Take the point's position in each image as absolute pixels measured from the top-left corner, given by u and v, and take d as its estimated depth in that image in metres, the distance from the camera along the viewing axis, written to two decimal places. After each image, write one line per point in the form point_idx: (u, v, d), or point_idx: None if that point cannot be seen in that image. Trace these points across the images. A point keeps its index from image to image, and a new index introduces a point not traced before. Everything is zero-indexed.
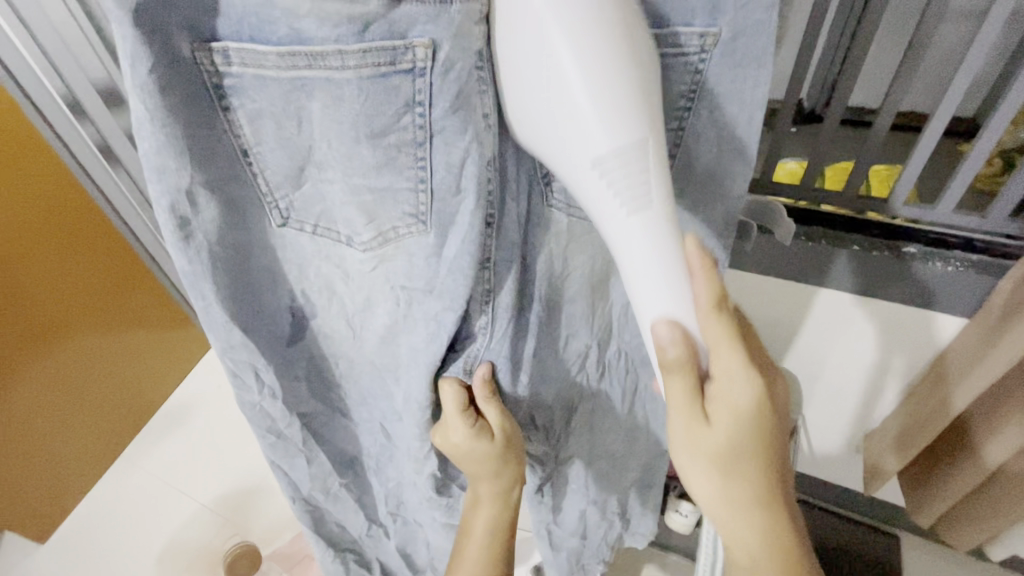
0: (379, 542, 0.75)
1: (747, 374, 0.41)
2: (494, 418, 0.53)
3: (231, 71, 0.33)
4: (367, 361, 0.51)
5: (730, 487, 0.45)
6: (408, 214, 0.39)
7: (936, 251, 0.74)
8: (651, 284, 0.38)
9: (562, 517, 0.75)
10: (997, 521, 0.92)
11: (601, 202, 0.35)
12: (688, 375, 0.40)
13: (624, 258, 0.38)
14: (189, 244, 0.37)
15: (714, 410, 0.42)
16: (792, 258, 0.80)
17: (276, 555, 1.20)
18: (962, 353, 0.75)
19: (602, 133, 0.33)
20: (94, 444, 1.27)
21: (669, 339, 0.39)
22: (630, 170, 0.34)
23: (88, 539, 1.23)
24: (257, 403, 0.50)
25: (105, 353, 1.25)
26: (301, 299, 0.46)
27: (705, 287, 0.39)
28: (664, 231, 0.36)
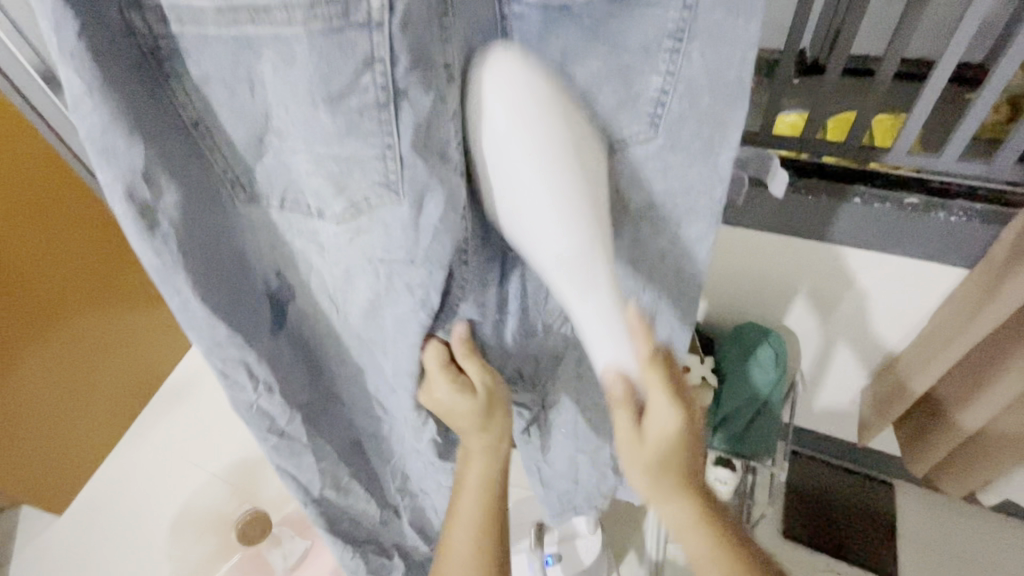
0: (393, 525, 0.74)
1: (673, 410, 0.47)
2: (475, 372, 0.51)
3: (171, 31, 0.31)
4: (354, 335, 0.50)
5: (666, 505, 0.52)
6: (379, 183, 0.37)
7: (939, 201, 0.72)
8: (602, 340, 0.44)
9: (551, 457, 0.75)
10: (988, 470, 0.95)
11: (558, 274, 0.40)
12: (626, 407, 0.47)
13: (581, 328, 0.44)
14: (155, 236, 0.35)
15: (649, 436, 0.49)
16: (794, 215, 0.78)
17: (288, 520, 1.21)
18: (959, 309, 0.76)
19: (558, 232, 0.38)
20: (104, 420, 1.30)
21: (613, 378, 0.46)
22: (580, 266, 0.40)
23: (99, 514, 1.25)
24: (254, 402, 0.47)
25: (98, 336, 1.24)
26: (277, 280, 0.45)
27: (645, 346, 0.45)
28: (609, 303, 0.42)
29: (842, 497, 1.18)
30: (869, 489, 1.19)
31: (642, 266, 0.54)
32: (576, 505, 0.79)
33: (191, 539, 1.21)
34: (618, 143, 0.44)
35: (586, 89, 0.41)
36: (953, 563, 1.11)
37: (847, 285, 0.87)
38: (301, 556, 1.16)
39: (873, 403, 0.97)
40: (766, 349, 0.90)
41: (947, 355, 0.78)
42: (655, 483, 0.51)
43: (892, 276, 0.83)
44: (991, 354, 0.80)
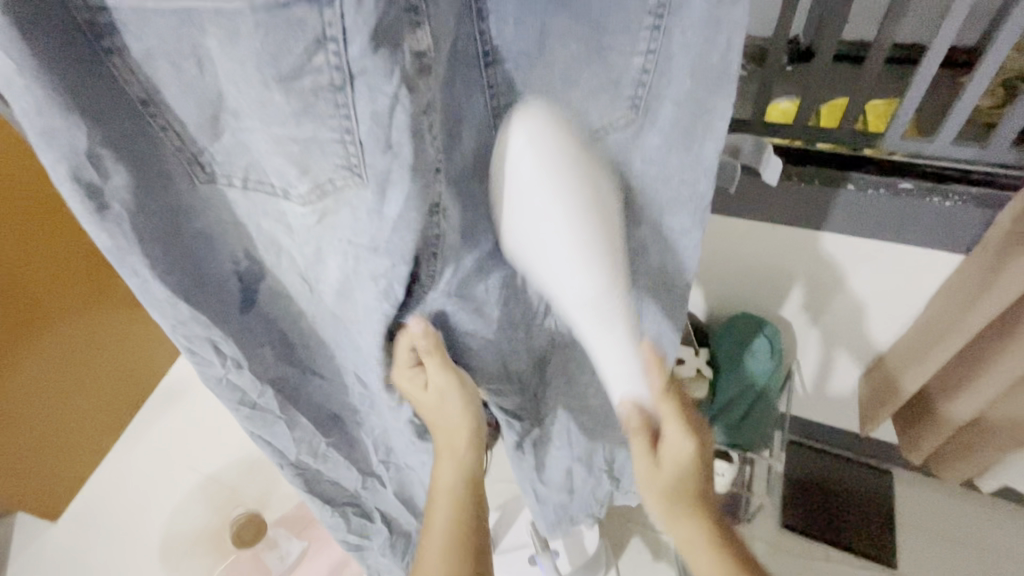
0: (377, 493, 0.67)
1: (685, 430, 0.52)
2: (437, 369, 0.50)
3: (107, 5, 0.29)
4: (328, 314, 0.47)
5: (680, 533, 0.53)
6: (341, 166, 0.35)
7: (934, 185, 0.71)
8: (622, 376, 0.48)
9: (547, 475, 0.69)
10: (986, 456, 0.94)
11: (580, 317, 0.44)
12: (640, 433, 0.52)
13: (602, 364, 0.48)
14: (105, 216, 0.34)
15: (665, 461, 0.53)
16: (790, 202, 0.76)
17: (284, 521, 1.21)
18: (958, 296, 0.75)
19: (581, 278, 0.42)
20: (98, 426, 1.28)
21: (630, 407, 0.51)
22: (602, 307, 0.44)
23: (93, 518, 1.24)
24: (223, 376, 0.46)
25: (89, 348, 1.22)
26: (246, 261, 0.43)
27: (657, 377, 0.49)
28: (627, 345, 0.46)
29: (841, 486, 1.17)
30: (867, 476, 1.18)
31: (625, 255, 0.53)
32: (572, 514, 0.75)
33: (190, 531, 1.21)
34: (601, 129, 0.42)
35: (561, 72, 0.40)
36: (953, 549, 1.11)
37: (841, 273, 0.86)
38: (298, 556, 1.15)
39: (873, 390, 0.95)
40: (760, 339, 0.91)
41: (949, 344, 0.77)
42: (669, 501, 0.53)
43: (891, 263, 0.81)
44: (990, 342, 0.78)
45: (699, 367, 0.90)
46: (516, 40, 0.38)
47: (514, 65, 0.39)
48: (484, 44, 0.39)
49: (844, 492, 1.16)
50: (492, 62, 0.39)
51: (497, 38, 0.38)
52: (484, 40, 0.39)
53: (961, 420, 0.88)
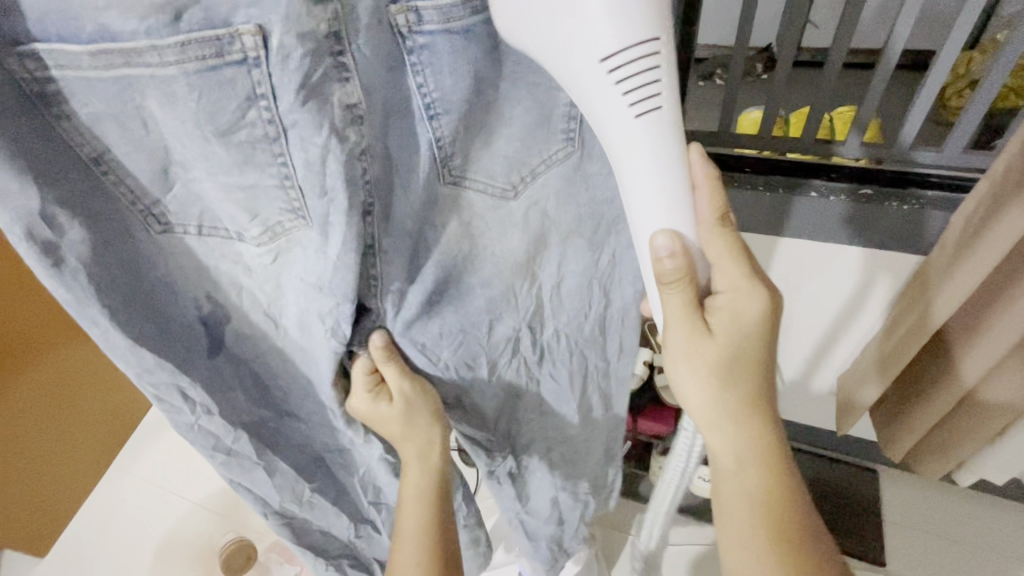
0: (373, 540, 0.68)
1: (749, 287, 0.45)
2: (394, 377, 0.51)
3: (51, 75, 0.31)
4: (296, 349, 0.48)
5: (727, 432, 0.49)
6: (286, 210, 0.38)
7: (891, 191, 0.74)
8: (651, 198, 0.38)
9: (531, 506, 0.75)
10: (965, 449, 0.96)
11: (607, 106, 0.35)
12: (684, 284, 0.42)
13: (627, 173, 0.38)
14: (62, 270, 0.35)
15: (715, 324, 0.45)
16: (759, 209, 0.78)
17: (275, 547, 1.22)
18: (916, 296, 0.78)
19: (612, 32, 0.32)
20: (82, 461, 1.27)
21: (665, 242, 0.40)
22: (643, 83, 0.34)
23: (80, 551, 1.23)
24: (195, 423, 0.46)
25: (45, 381, 1.14)
26: (208, 305, 0.43)
27: (707, 200, 0.44)
28: (666, 143, 0.37)
29: (835, 490, 1.18)
30: (852, 475, 1.20)
31: (578, 279, 0.54)
32: (566, 545, 0.80)
33: None
34: (539, 165, 0.45)
35: (499, 110, 0.41)
36: (939, 544, 1.13)
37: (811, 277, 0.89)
38: None
39: (858, 379, 0.94)
40: None
41: (920, 334, 0.78)
42: (714, 374, 0.47)
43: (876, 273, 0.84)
44: (964, 330, 0.80)
45: None
46: (453, 89, 0.38)
47: (457, 117, 0.39)
48: (423, 97, 0.38)
49: (838, 498, 1.17)
50: (434, 115, 0.38)
51: (436, 92, 0.38)
52: (422, 93, 0.37)
53: (937, 412, 0.90)
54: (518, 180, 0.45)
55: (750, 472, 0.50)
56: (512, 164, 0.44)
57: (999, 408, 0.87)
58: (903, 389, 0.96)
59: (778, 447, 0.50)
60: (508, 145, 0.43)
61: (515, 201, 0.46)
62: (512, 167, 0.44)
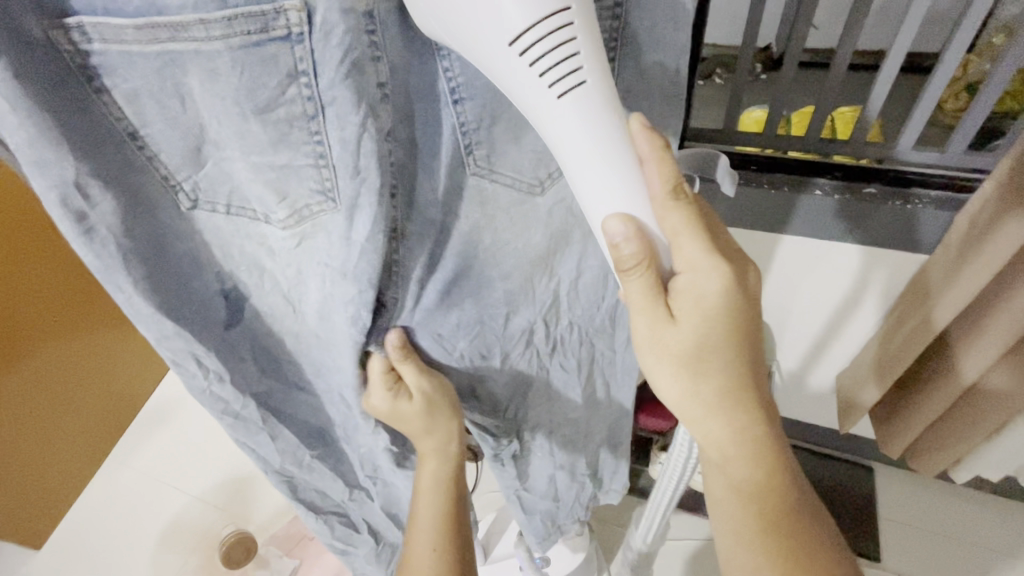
0: (365, 505, 0.67)
1: (711, 264, 0.40)
2: (412, 377, 0.51)
3: (93, 48, 0.31)
4: (311, 335, 0.48)
5: (707, 426, 0.47)
6: (316, 191, 0.38)
7: (898, 189, 0.74)
8: (596, 182, 0.36)
9: (531, 484, 0.75)
10: (957, 446, 0.97)
11: (528, 90, 0.34)
12: (645, 269, 0.39)
13: (566, 157, 0.36)
14: (92, 239, 0.35)
15: (680, 309, 0.42)
16: (761, 206, 0.79)
17: (275, 539, 1.21)
18: (920, 292, 0.78)
19: (516, 6, 0.31)
20: (83, 449, 1.27)
21: (619, 227, 0.37)
22: (561, 61, 0.33)
23: (78, 540, 1.23)
24: (207, 388, 0.46)
25: (63, 360, 1.19)
26: (230, 282, 0.44)
27: (660, 167, 0.38)
28: (599, 118, 0.35)
29: (831, 484, 1.20)
30: (844, 471, 1.22)
31: (595, 272, 0.54)
32: (561, 523, 0.82)
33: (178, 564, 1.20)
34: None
35: None
36: (935, 541, 1.14)
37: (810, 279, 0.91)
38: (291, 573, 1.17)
39: (859, 379, 0.95)
40: None
41: (925, 333, 0.78)
42: (681, 367, 0.44)
43: (876, 270, 0.85)
44: (965, 332, 0.80)
45: None
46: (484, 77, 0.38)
47: (480, 102, 0.39)
48: (448, 81, 0.38)
49: (832, 490, 1.19)
50: (457, 101, 0.38)
51: (461, 77, 0.38)
52: (448, 78, 0.38)
53: (933, 413, 0.91)
54: (545, 176, 0.45)
55: (739, 464, 0.48)
56: (540, 159, 0.44)
57: (993, 409, 0.88)
58: (902, 388, 0.97)
59: (768, 435, 0.47)
60: (538, 141, 0.42)
61: (542, 197, 0.46)
62: (540, 162, 0.44)
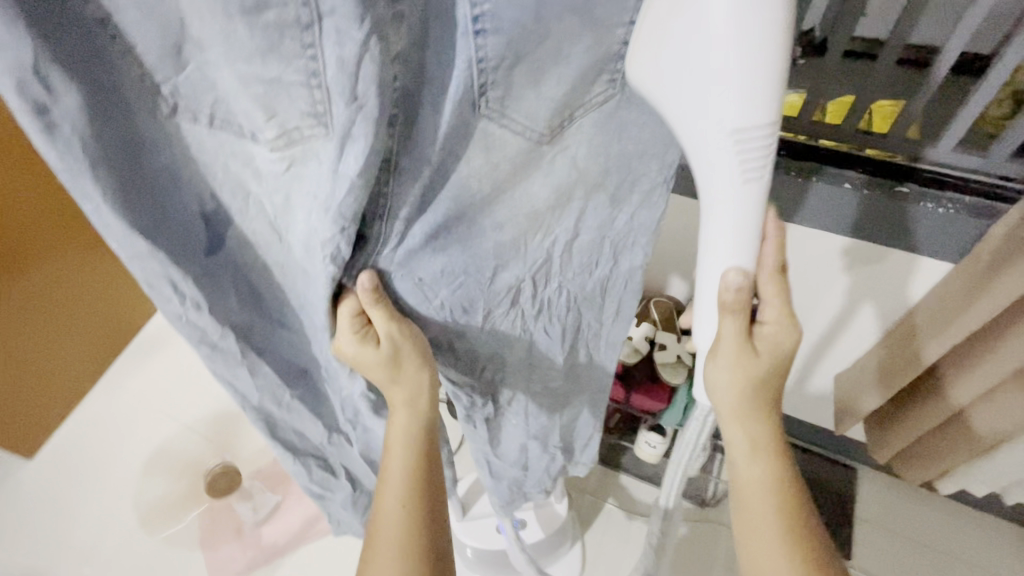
0: (344, 449, 0.66)
1: (790, 322, 0.49)
2: (382, 321, 0.48)
3: None
4: (297, 271, 0.45)
5: (745, 425, 0.53)
6: (307, 114, 0.35)
7: (927, 191, 0.70)
8: (730, 241, 0.43)
9: (502, 450, 0.74)
10: (946, 458, 0.96)
11: (710, 154, 0.38)
12: (744, 316, 0.47)
13: (717, 208, 0.42)
14: (55, 137, 0.32)
15: (760, 345, 0.50)
16: (779, 192, 0.74)
17: (260, 475, 1.23)
18: (942, 303, 0.74)
19: (738, 112, 0.35)
20: (76, 367, 1.32)
21: (737, 277, 0.45)
22: (746, 161, 0.38)
23: (69, 455, 1.27)
24: (183, 315, 0.44)
25: (59, 279, 1.22)
26: (212, 204, 0.41)
27: (769, 250, 0.46)
28: (755, 203, 0.41)
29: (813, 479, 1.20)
30: (827, 470, 1.21)
31: (592, 235, 0.51)
32: (526, 491, 0.81)
33: (179, 453, 1.26)
34: (579, 107, 0.41)
35: (556, 44, 0.37)
36: (909, 547, 1.15)
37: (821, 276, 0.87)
38: (271, 509, 1.18)
39: (857, 386, 0.94)
40: None
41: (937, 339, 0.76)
42: (748, 392, 0.51)
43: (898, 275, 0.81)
44: (969, 354, 0.79)
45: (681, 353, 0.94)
46: (510, 7, 0.34)
47: (507, 37, 0.35)
48: (473, 7, 0.34)
49: (812, 484, 1.19)
50: (480, 31, 0.34)
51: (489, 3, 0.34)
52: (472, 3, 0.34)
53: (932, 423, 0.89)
54: (557, 124, 0.41)
55: (757, 462, 0.53)
56: (558, 108, 0.40)
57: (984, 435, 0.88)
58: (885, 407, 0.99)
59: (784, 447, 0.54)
60: (557, 89, 0.39)
61: (550, 146, 0.42)
62: (555, 108, 0.40)
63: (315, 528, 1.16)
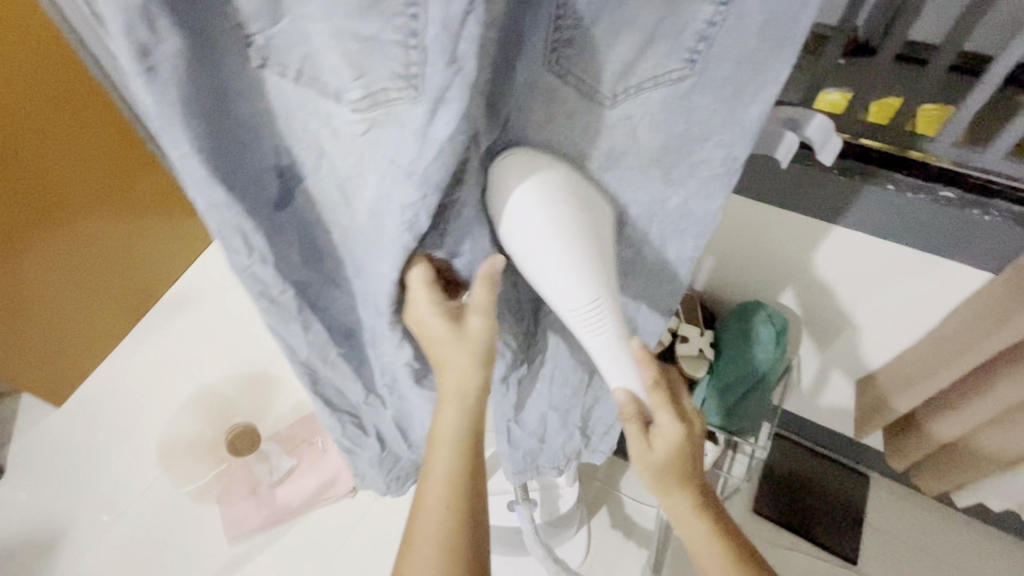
0: (377, 411, 0.68)
1: (672, 423, 0.53)
2: (482, 301, 0.49)
3: None
4: (358, 235, 0.46)
5: (673, 508, 0.56)
6: (398, 75, 0.34)
7: (976, 198, 0.66)
8: (613, 368, 0.51)
9: (523, 417, 0.73)
10: (967, 472, 0.95)
11: (572, 315, 0.47)
12: (633, 422, 0.54)
13: (595, 357, 0.51)
14: (155, 80, 0.33)
15: (658, 443, 0.54)
16: (823, 190, 0.71)
17: (277, 438, 1.26)
18: (982, 315, 0.73)
19: (566, 279, 0.45)
20: (108, 316, 1.38)
21: (622, 396, 0.53)
22: (593, 313, 0.46)
23: (98, 401, 1.33)
24: (248, 267, 0.45)
25: (106, 224, 1.32)
26: (287, 158, 0.42)
27: (646, 370, 0.52)
28: (617, 346, 0.49)
29: (822, 483, 1.19)
30: (844, 478, 1.20)
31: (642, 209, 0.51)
32: (539, 465, 0.80)
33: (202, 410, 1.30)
34: (647, 79, 0.41)
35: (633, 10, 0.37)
36: (918, 559, 1.14)
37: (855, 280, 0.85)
38: (286, 472, 1.21)
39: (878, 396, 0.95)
40: (767, 329, 0.89)
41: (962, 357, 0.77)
42: (660, 480, 0.55)
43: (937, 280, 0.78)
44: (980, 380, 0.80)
45: (703, 347, 0.93)
46: None
47: None
48: None
49: (823, 489, 1.19)
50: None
51: None
52: None
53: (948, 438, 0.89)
54: (618, 90, 0.41)
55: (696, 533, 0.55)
56: (623, 74, 0.40)
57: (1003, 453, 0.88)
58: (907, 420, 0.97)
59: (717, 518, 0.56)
60: (626, 53, 0.39)
61: (610, 109, 0.43)
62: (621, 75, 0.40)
63: (329, 492, 1.18)
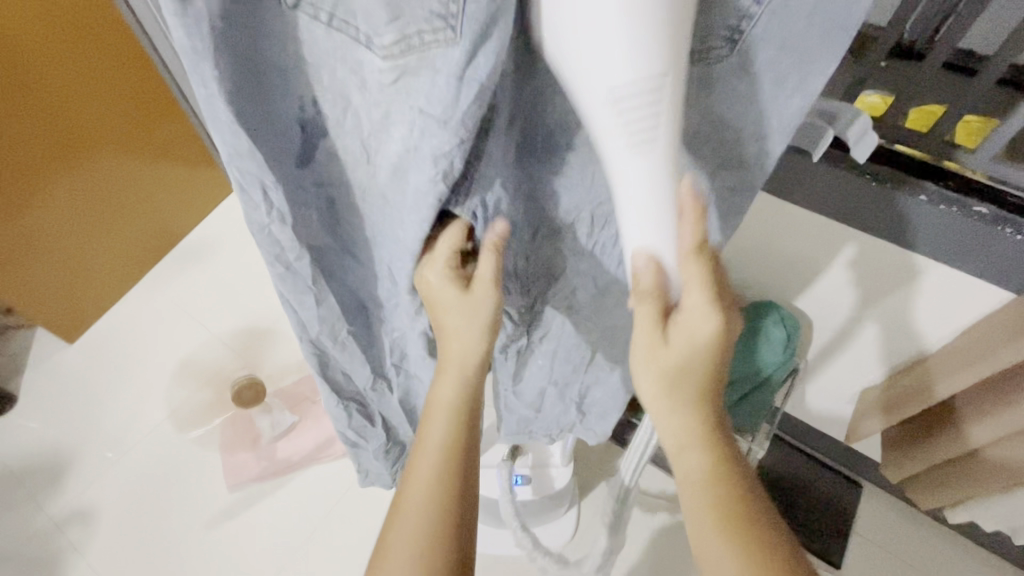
0: (383, 397, 0.69)
1: (708, 310, 0.45)
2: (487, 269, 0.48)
3: None
4: (377, 195, 0.45)
5: (672, 424, 0.48)
6: (435, 15, 0.33)
7: (1011, 216, 0.63)
8: (637, 217, 0.42)
9: (521, 388, 0.75)
10: (962, 490, 0.94)
11: (606, 131, 0.37)
12: (651, 298, 0.45)
13: (622, 202, 0.42)
14: (187, 12, 0.32)
15: (675, 335, 0.47)
16: (848, 197, 0.70)
17: (281, 393, 1.28)
18: (997, 329, 0.72)
19: (621, 72, 0.33)
20: (122, 262, 1.39)
21: (642, 261, 0.44)
22: (640, 125, 0.36)
23: (109, 343, 1.35)
24: (267, 227, 0.45)
25: (121, 170, 1.32)
26: (312, 110, 0.42)
27: (690, 227, 0.43)
28: (662, 175, 0.40)
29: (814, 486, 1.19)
30: (837, 486, 1.20)
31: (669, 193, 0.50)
32: (532, 431, 0.83)
33: (209, 362, 1.32)
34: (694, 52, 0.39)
35: None
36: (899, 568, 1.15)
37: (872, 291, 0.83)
38: (288, 428, 1.23)
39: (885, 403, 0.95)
40: (777, 330, 0.88)
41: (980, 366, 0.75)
42: (669, 387, 0.48)
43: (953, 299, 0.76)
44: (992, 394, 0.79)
45: None
46: None
47: None
48: None
49: (811, 491, 1.19)
50: None
51: None
52: None
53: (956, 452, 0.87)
54: None
55: (690, 457, 0.48)
56: None
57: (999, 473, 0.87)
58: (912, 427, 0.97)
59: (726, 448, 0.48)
60: None
61: None
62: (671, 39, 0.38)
63: (329, 450, 1.21)
